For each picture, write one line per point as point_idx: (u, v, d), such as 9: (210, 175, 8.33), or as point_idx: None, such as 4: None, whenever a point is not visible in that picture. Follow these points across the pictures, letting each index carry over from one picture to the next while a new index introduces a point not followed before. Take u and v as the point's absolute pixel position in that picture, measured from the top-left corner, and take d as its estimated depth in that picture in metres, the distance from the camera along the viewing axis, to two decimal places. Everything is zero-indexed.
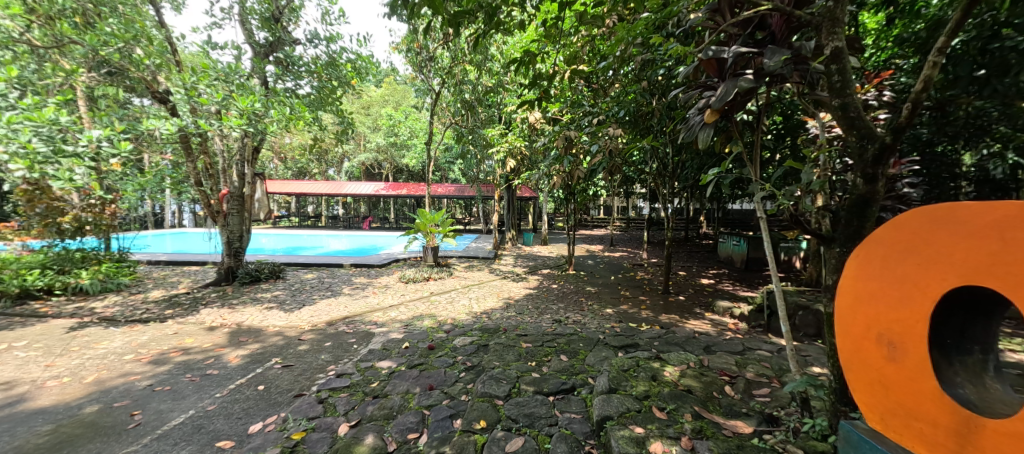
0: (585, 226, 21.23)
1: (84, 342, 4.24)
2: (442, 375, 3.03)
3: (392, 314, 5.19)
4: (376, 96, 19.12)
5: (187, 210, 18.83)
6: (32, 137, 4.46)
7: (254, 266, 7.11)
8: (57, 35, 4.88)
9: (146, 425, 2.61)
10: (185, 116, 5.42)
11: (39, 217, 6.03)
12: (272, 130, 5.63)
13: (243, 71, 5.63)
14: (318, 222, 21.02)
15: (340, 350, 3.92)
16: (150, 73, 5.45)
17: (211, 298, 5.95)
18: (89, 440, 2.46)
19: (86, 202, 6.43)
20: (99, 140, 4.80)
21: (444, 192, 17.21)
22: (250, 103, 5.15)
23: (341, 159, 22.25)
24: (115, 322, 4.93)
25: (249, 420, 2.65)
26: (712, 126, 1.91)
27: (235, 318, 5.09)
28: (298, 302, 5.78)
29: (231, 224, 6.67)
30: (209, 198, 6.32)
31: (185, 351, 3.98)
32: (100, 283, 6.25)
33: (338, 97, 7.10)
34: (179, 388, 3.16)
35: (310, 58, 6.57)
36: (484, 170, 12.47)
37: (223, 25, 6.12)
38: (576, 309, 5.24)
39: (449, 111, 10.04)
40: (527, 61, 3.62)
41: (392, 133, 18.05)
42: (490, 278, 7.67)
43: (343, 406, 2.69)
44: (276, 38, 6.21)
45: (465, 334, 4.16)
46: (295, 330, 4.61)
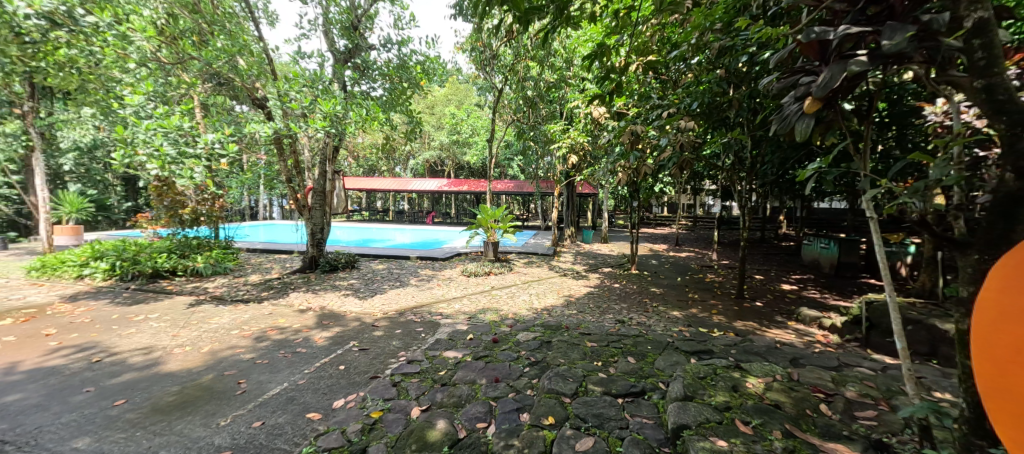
0: (647, 224, 20.36)
1: (199, 317, 4.92)
2: (507, 369, 3.08)
3: (456, 306, 5.39)
4: (439, 95, 19.75)
5: (276, 204, 21.04)
6: (164, 141, 5.28)
7: (333, 256, 7.77)
8: (180, 53, 5.68)
9: (249, 393, 2.97)
10: (279, 119, 6.03)
11: (166, 209, 7.23)
12: (351, 131, 6.10)
13: (326, 77, 6.12)
14: (387, 216, 22.43)
15: (409, 337, 4.15)
16: (252, 82, 6.15)
17: (298, 283, 6.61)
18: (206, 402, 2.85)
19: (201, 196, 7.49)
20: (212, 144, 5.52)
21: (505, 188, 17.40)
22: (332, 107, 5.66)
23: (407, 157, 23.50)
24: (223, 301, 5.66)
25: (333, 396, 2.90)
26: (812, 116, 1.72)
27: (318, 303, 5.60)
28: (370, 291, 6.25)
29: (315, 217, 7.30)
30: (297, 193, 6.98)
31: (278, 330, 4.46)
32: (211, 266, 7.19)
33: (408, 98, 7.49)
34: (274, 362, 3.55)
35: (383, 62, 6.99)
36: (544, 166, 12.45)
37: (310, 36, 6.70)
38: (640, 310, 5.05)
39: (510, 108, 10.10)
40: (596, 54, 3.53)
41: (454, 131, 18.63)
42: (549, 275, 7.63)
43: (415, 391, 2.85)
44: (355, 45, 6.69)
45: (528, 329, 4.20)
46: (369, 317, 4.96)
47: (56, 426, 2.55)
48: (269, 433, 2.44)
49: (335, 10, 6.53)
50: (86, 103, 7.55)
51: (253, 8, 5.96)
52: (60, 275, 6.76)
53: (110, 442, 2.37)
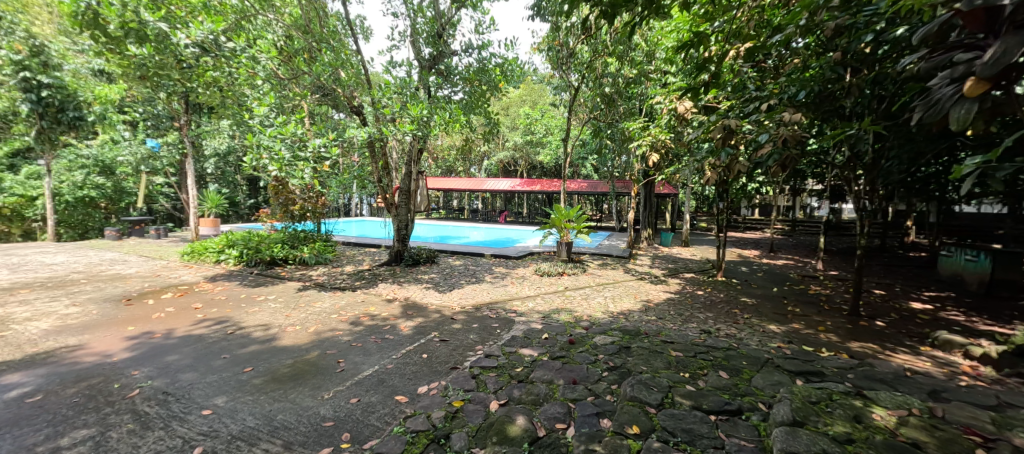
0: (735, 228, 18.64)
1: (306, 300, 5.59)
2: (585, 372, 3.03)
3: (530, 304, 5.44)
4: (514, 96, 20.03)
5: (366, 202, 23.06)
6: (282, 146, 6.09)
7: (415, 251, 8.30)
8: (295, 70, 6.48)
9: (347, 372, 3.29)
10: (372, 124, 6.58)
11: (281, 205, 8.34)
12: (434, 133, 6.45)
13: (413, 83, 6.53)
14: (462, 215, 23.41)
15: (486, 332, 4.28)
16: (351, 92, 6.80)
17: (385, 275, 7.18)
18: (313, 375, 3.22)
19: (308, 195, 8.49)
20: (318, 148, 6.22)
21: (578, 188, 17.13)
22: (419, 111, 6.04)
23: (482, 158, 24.27)
24: (324, 288, 6.36)
25: (417, 381, 3.09)
26: (975, 100, 1.43)
27: (403, 294, 6.02)
28: (449, 285, 6.56)
29: (401, 214, 7.85)
30: (385, 192, 7.57)
31: (370, 317, 4.88)
32: (315, 256, 8.11)
33: (486, 100, 7.71)
34: (367, 346, 3.89)
35: (464, 66, 7.28)
36: (620, 166, 12.01)
37: (400, 47, 7.20)
38: (729, 321, 4.63)
39: (586, 106, 9.88)
40: (686, 45, 3.31)
41: (528, 132, 18.82)
42: (625, 278, 7.35)
43: (493, 385, 2.92)
44: (439, 52, 7.05)
45: (605, 333, 4.08)
46: (448, 310, 5.22)
47: (203, 384, 3.07)
48: (364, 410, 2.68)
49: (422, 21, 6.95)
50: (223, 116, 8.98)
51: (352, 25, 6.60)
52: (203, 259, 8.14)
53: (241, 402, 2.79)
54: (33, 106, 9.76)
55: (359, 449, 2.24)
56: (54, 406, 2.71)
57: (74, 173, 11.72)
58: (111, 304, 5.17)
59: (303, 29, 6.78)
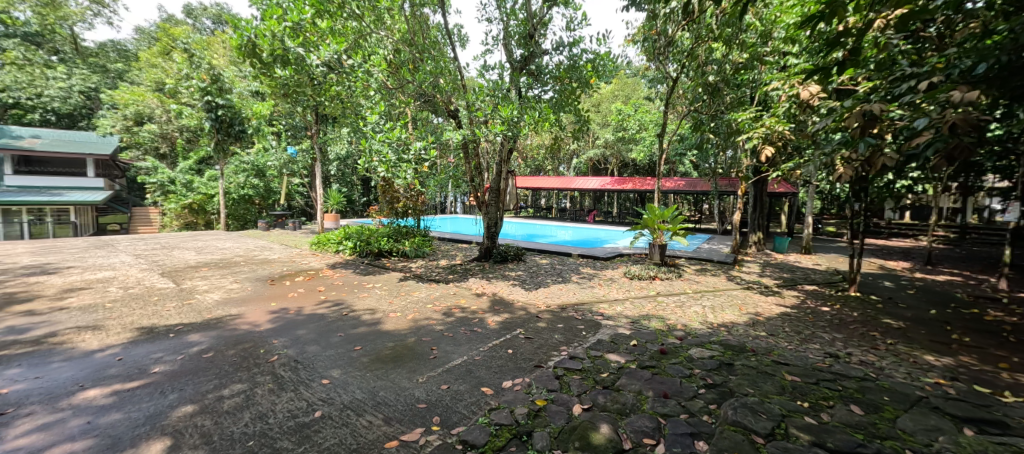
0: (874, 233, 15.66)
1: (406, 290, 6.11)
2: (678, 386, 2.81)
3: (618, 308, 5.21)
4: (606, 92, 19.42)
5: (460, 201, 24.43)
6: (388, 150, 6.69)
7: (504, 248, 8.51)
8: (401, 80, 7.09)
9: (438, 359, 3.49)
10: (467, 126, 6.90)
11: (388, 203, 9.25)
12: (524, 132, 6.52)
13: (505, 85, 6.67)
14: (550, 214, 23.50)
15: (571, 333, 4.20)
16: (448, 97, 7.20)
17: (475, 270, 7.50)
18: (409, 359, 3.49)
19: (410, 193, 9.26)
20: (419, 151, 6.69)
21: (675, 186, 15.98)
22: (510, 112, 6.16)
23: (571, 156, 24.05)
24: (422, 279, 6.88)
25: (503, 375, 3.16)
26: None
27: (491, 289, 6.23)
28: (535, 283, 6.62)
29: (491, 212, 8.09)
30: (477, 191, 7.88)
31: (460, 309, 5.14)
32: (414, 250, 8.80)
33: (577, 98, 7.57)
34: (457, 337, 4.10)
35: (554, 65, 7.23)
36: (725, 161, 10.87)
37: (493, 51, 7.41)
38: (864, 346, 3.89)
39: (686, 98, 9.13)
40: (814, 19, 2.83)
41: (620, 128, 18.09)
42: (728, 287, 6.63)
43: (578, 388, 2.86)
44: (530, 53, 7.11)
45: (702, 345, 3.72)
46: (534, 308, 5.24)
47: (323, 357, 3.53)
48: (452, 396, 2.82)
49: (515, 23, 7.09)
50: (343, 124, 10.24)
51: (450, 34, 7.00)
52: (326, 249, 9.39)
53: (351, 377, 3.14)
54: (213, 123, 12.47)
55: (448, 434, 2.35)
56: (220, 362, 3.35)
57: (239, 176, 14.77)
58: (259, 283, 6.25)
59: (408, 42, 7.38)
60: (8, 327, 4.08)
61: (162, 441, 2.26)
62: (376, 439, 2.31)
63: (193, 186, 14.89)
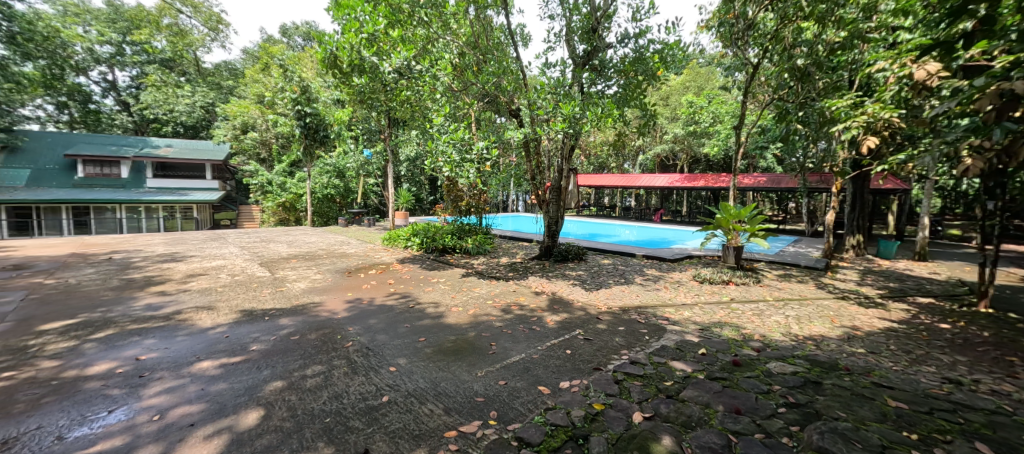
0: (1012, 239, 13.05)
1: (468, 286, 6.29)
2: (754, 402, 2.58)
3: (686, 313, 4.91)
4: (676, 83, 18.37)
5: (522, 199, 24.69)
6: (452, 150, 6.91)
7: (565, 247, 8.41)
8: (466, 82, 7.30)
9: (497, 355, 3.54)
10: (528, 125, 6.90)
11: (453, 201, 9.62)
12: (587, 129, 6.38)
13: (567, 82, 6.57)
14: (614, 212, 22.87)
15: (633, 337, 4.03)
16: (510, 96, 7.27)
17: (536, 269, 7.51)
18: (469, 353, 3.58)
19: (473, 192, 9.53)
20: (481, 151, 6.82)
21: (753, 183, 14.69)
22: (571, 109, 6.07)
23: (636, 153, 23.18)
24: (483, 276, 7.05)
25: (560, 375, 3.12)
26: None
27: (551, 288, 6.20)
28: (596, 283, 6.47)
29: (551, 211, 8.03)
30: (538, 189, 7.87)
31: (519, 306, 5.17)
32: (476, 247, 9.03)
33: (643, 91, 7.25)
34: (515, 334, 4.13)
35: (619, 58, 6.96)
36: (814, 155, 9.75)
37: (555, 48, 7.34)
38: (995, 373, 3.27)
39: (768, 87, 8.34)
40: None
41: (691, 122, 17.06)
42: (817, 296, 5.93)
43: (639, 395, 2.73)
44: (593, 47, 6.92)
45: (784, 359, 3.37)
46: (594, 309, 5.11)
47: (390, 345, 3.75)
48: (510, 392, 2.84)
49: (577, 18, 6.97)
50: (412, 127, 10.82)
51: (513, 34, 7.06)
52: (396, 244, 9.99)
53: (415, 366, 3.29)
54: (302, 129, 13.83)
55: (505, 429, 2.37)
56: (303, 344, 3.70)
57: (323, 177, 16.39)
58: (338, 275, 6.82)
59: (473, 44, 7.58)
60: (146, 304, 4.87)
61: (255, 410, 2.54)
62: (437, 427, 2.40)
63: (285, 186, 16.68)
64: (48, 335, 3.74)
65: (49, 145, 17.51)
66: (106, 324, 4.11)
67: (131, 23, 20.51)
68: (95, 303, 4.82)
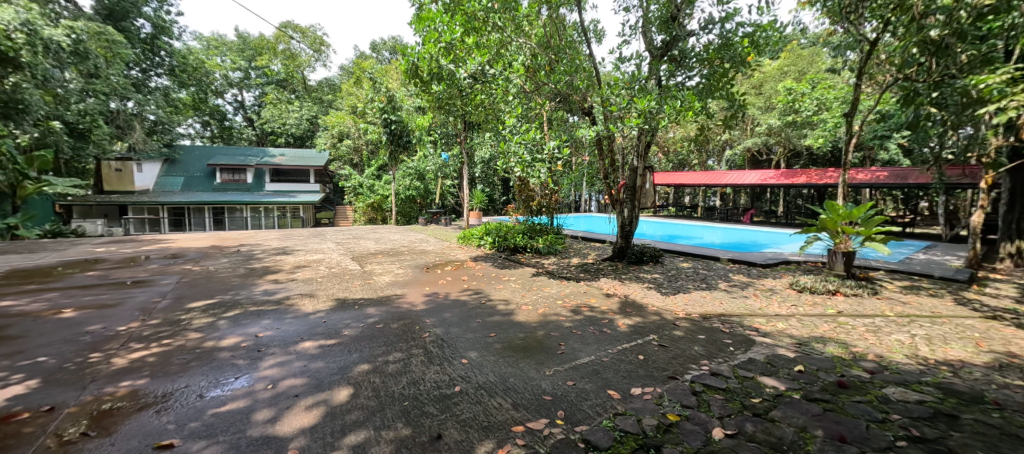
0: None
1: (539, 285, 6.34)
2: (863, 431, 2.26)
3: (779, 325, 4.43)
4: (771, 69, 16.59)
5: (595, 199, 24.25)
6: (524, 150, 6.98)
7: (640, 248, 8.07)
8: (537, 82, 7.33)
9: (566, 355, 3.53)
10: (601, 123, 6.72)
11: (525, 200, 9.77)
12: (664, 124, 6.07)
13: (642, 76, 6.28)
14: (695, 213, 21.42)
15: (715, 347, 3.74)
16: (582, 94, 7.17)
17: (608, 270, 7.33)
18: (538, 351, 3.62)
19: (544, 192, 9.60)
20: (553, 150, 6.81)
21: (869, 180, 12.74)
22: (647, 103, 5.80)
23: (723, 148, 21.44)
24: (553, 275, 7.05)
25: (631, 381, 3.01)
26: None
27: (623, 290, 6.00)
28: (673, 288, 6.12)
29: (626, 211, 7.74)
30: (611, 189, 7.65)
31: (590, 308, 5.09)
32: (547, 247, 9.04)
33: (730, 81, 6.67)
34: (585, 335, 4.07)
35: (702, 46, 6.46)
36: (952, 144, 8.16)
37: (631, 41, 7.07)
38: None
39: (888, 65, 7.17)
40: None
41: (788, 111, 15.33)
42: (953, 313, 4.96)
43: (719, 409, 2.54)
44: (673, 37, 6.51)
45: (904, 385, 2.89)
46: (671, 314, 4.84)
47: (464, 338, 3.93)
48: (578, 394, 2.81)
49: (656, 8, 6.64)
50: (487, 129, 11.19)
51: (586, 31, 6.98)
52: (471, 243, 10.41)
53: (486, 360, 3.41)
54: (389, 136, 15.03)
55: (572, 430, 2.36)
56: (387, 333, 4.04)
57: (406, 179, 17.64)
58: (418, 270, 7.31)
59: (546, 44, 7.61)
60: (263, 289, 5.70)
61: (346, 389, 2.82)
62: (505, 421, 2.47)
63: (374, 188, 18.27)
64: (194, 312, 4.55)
65: (196, 157, 21.16)
66: (234, 304, 4.89)
67: (255, 51, 24.09)
68: (226, 287, 5.75)
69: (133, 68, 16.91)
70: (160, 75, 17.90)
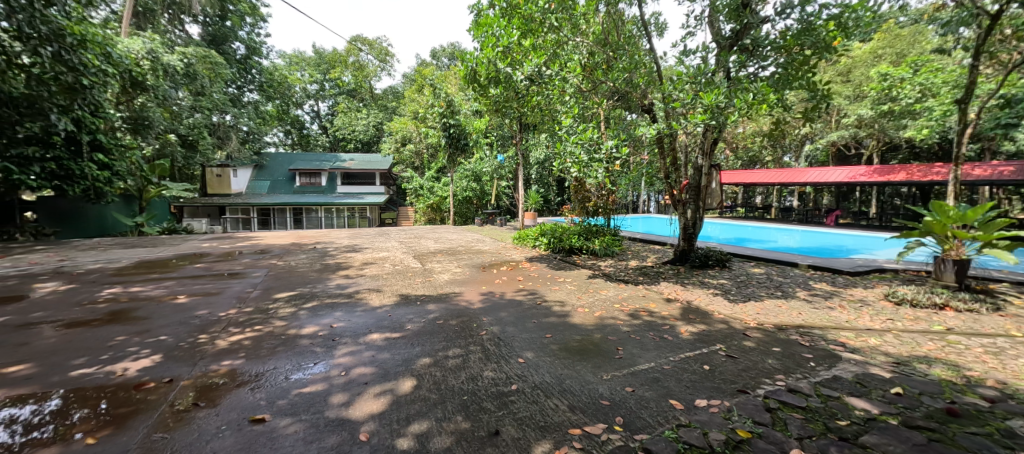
0: None
1: (595, 287, 6.22)
2: None
3: (871, 341, 3.95)
4: (861, 54, 14.85)
5: (654, 200, 23.27)
6: (580, 149, 6.87)
7: (704, 252, 7.61)
8: (595, 81, 7.17)
9: (624, 360, 3.43)
10: (663, 120, 6.44)
11: (581, 201, 9.64)
12: (734, 119, 5.68)
13: (709, 69, 5.91)
14: (767, 214, 19.77)
15: (792, 361, 3.43)
16: (642, 91, 6.89)
17: (669, 274, 7.00)
18: (595, 355, 3.54)
19: (601, 192, 9.40)
20: (611, 149, 6.59)
21: (988, 177, 10.94)
22: (714, 98, 5.46)
23: (801, 142, 19.58)
24: (610, 278, 6.87)
25: (696, 391, 2.85)
26: None
27: (686, 296, 5.70)
28: (743, 295, 5.69)
29: (689, 212, 7.34)
30: (673, 189, 7.31)
31: (649, 313, 4.90)
32: (603, 248, 8.83)
33: (810, 69, 6.07)
34: (645, 341, 3.92)
35: (778, 33, 5.93)
36: None
37: (696, 32, 6.70)
38: None
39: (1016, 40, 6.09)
40: None
41: (883, 100, 13.61)
42: None
43: (798, 430, 2.33)
44: (744, 25, 6.06)
45: None
46: (740, 323, 4.52)
47: (520, 338, 3.96)
48: (638, 401, 2.72)
49: None
50: (542, 129, 11.21)
51: (646, 25, 6.75)
52: (526, 243, 10.47)
53: (542, 361, 3.41)
54: (448, 140, 15.58)
55: (631, 438, 2.29)
56: (447, 329, 4.19)
57: (463, 181, 18.18)
58: (475, 269, 7.50)
59: (603, 41, 7.44)
60: (337, 284, 6.18)
61: (410, 380, 2.97)
62: (563, 422, 2.46)
63: (433, 190, 19.05)
64: (279, 302, 5.05)
65: (280, 163, 23.44)
66: (312, 297, 5.36)
67: (329, 64, 26.21)
68: (305, 281, 6.32)
69: (231, 85, 19.24)
70: (251, 90, 20.08)
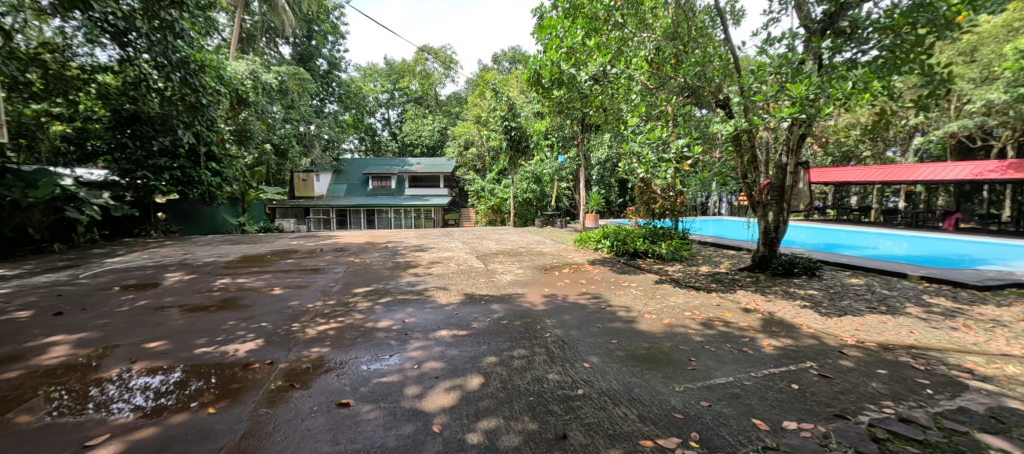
0: None
1: (663, 293, 5.93)
2: None
3: (1008, 369, 3.31)
4: (992, 28, 12.60)
5: (727, 201, 21.64)
6: (648, 149, 6.59)
7: (788, 258, 6.91)
8: (663, 77, 6.80)
9: (697, 372, 3.22)
10: (741, 115, 5.97)
11: (646, 202, 9.29)
12: (828, 111, 5.10)
13: (798, 57, 5.36)
14: (865, 217, 17.48)
15: (903, 385, 2.99)
16: (718, 85, 6.41)
17: (746, 282, 6.46)
18: (665, 365, 3.37)
19: (668, 193, 8.97)
20: (681, 148, 6.23)
21: None
22: (804, 89, 4.93)
23: (908, 135, 17.08)
24: (679, 284, 6.50)
25: (784, 412, 2.59)
26: None
27: (768, 306, 5.22)
28: (837, 308, 5.07)
29: (770, 214, 6.73)
30: (751, 190, 6.76)
31: (725, 322, 4.55)
32: (671, 252, 8.39)
33: (924, 50, 5.26)
34: (721, 353, 3.65)
35: (883, 12, 5.21)
36: None
37: (780, 18, 6.12)
38: None
39: None
40: None
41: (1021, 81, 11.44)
42: None
43: None
44: (840, 6, 5.41)
45: None
46: (834, 339, 4.03)
47: (585, 342, 3.88)
48: (715, 417, 2.54)
49: None
50: (604, 129, 10.97)
51: (722, 14, 6.28)
52: (587, 246, 10.28)
53: (609, 367, 3.31)
54: (509, 142, 15.82)
55: None
56: (511, 329, 4.24)
57: (524, 183, 18.32)
58: (536, 271, 7.52)
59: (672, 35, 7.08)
60: (407, 281, 6.54)
61: (477, 377, 3.05)
62: (633, 432, 2.37)
63: (494, 191, 19.43)
64: (358, 296, 5.45)
65: (356, 168, 25.34)
66: (386, 292, 5.72)
67: (399, 74, 27.88)
68: (379, 277, 6.76)
69: (315, 98, 21.26)
70: (332, 102, 21.98)
